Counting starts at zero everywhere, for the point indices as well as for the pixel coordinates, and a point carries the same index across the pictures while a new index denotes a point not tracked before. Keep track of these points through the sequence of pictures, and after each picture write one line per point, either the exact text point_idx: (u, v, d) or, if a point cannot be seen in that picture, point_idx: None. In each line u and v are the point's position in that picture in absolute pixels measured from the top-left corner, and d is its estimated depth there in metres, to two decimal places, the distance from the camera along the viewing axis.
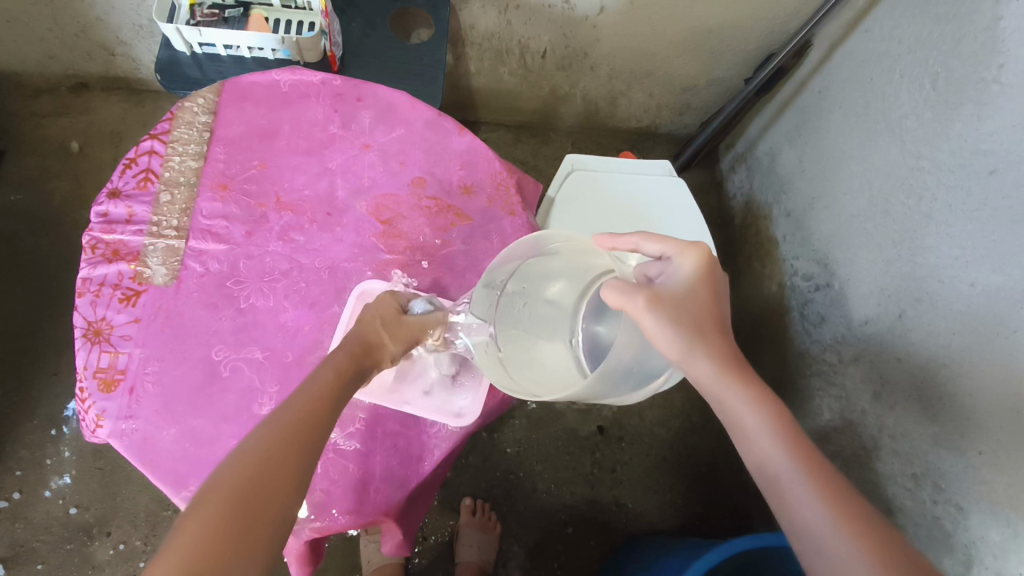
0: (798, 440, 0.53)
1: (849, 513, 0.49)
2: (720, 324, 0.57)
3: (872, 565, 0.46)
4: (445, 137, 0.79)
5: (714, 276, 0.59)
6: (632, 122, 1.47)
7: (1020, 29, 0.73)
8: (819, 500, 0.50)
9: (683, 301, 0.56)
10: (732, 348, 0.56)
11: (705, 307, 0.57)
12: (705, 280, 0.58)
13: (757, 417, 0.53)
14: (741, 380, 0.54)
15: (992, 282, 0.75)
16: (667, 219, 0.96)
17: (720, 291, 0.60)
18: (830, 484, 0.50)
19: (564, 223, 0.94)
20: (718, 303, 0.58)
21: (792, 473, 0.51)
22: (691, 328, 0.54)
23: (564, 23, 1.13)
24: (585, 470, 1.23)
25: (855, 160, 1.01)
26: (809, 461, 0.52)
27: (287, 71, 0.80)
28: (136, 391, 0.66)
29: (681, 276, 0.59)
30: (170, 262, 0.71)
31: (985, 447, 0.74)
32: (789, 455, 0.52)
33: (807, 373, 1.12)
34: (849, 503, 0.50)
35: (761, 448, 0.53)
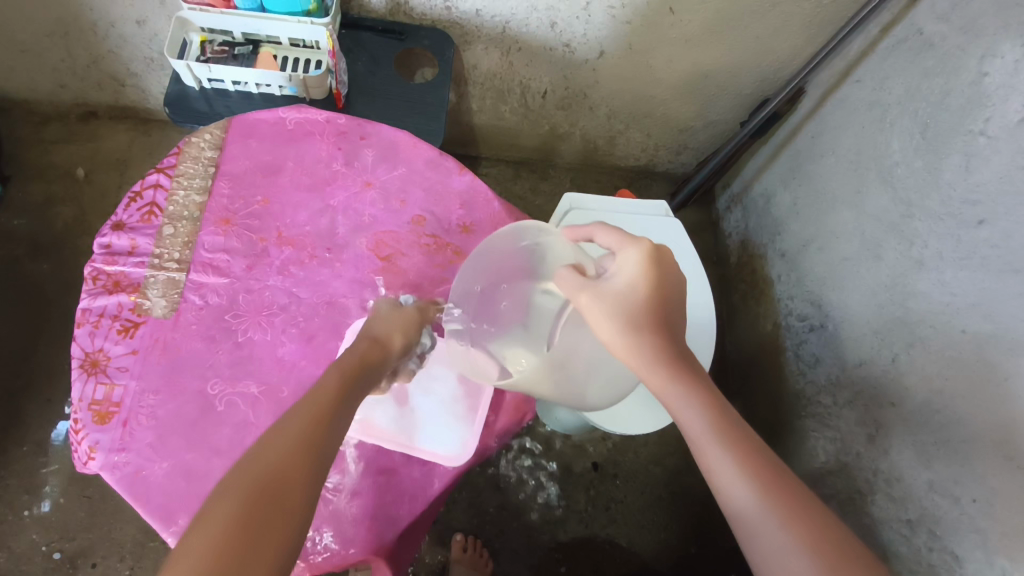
0: (729, 429, 0.54)
1: (785, 507, 0.50)
2: (661, 319, 0.59)
3: (800, 552, 0.47)
4: (446, 176, 0.81)
5: (659, 265, 0.60)
6: (630, 160, 1.50)
7: (1005, 85, 0.76)
8: (754, 491, 0.51)
9: (626, 297, 0.59)
10: (671, 343, 0.58)
11: (648, 303, 0.59)
12: (645, 274, 0.59)
13: (700, 411, 0.55)
14: (675, 374, 0.56)
15: (983, 329, 0.76)
16: None
17: (670, 287, 0.61)
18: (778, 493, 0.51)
19: None
20: (670, 304, 0.60)
21: (725, 459, 0.52)
22: (632, 330, 0.58)
23: (563, 66, 1.16)
24: (579, 508, 1.21)
25: (848, 205, 1.03)
26: (758, 467, 0.52)
27: (294, 109, 0.82)
28: (130, 423, 0.66)
29: (624, 272, 0.60)
30: (170, 295, 0.72)
31: (979, 495, 0.74)
32: (723, 443, 0.53)
33: (803, 415, 1.12)
34: (797, 505, 0.50)
35: (710, 459, 0.53)
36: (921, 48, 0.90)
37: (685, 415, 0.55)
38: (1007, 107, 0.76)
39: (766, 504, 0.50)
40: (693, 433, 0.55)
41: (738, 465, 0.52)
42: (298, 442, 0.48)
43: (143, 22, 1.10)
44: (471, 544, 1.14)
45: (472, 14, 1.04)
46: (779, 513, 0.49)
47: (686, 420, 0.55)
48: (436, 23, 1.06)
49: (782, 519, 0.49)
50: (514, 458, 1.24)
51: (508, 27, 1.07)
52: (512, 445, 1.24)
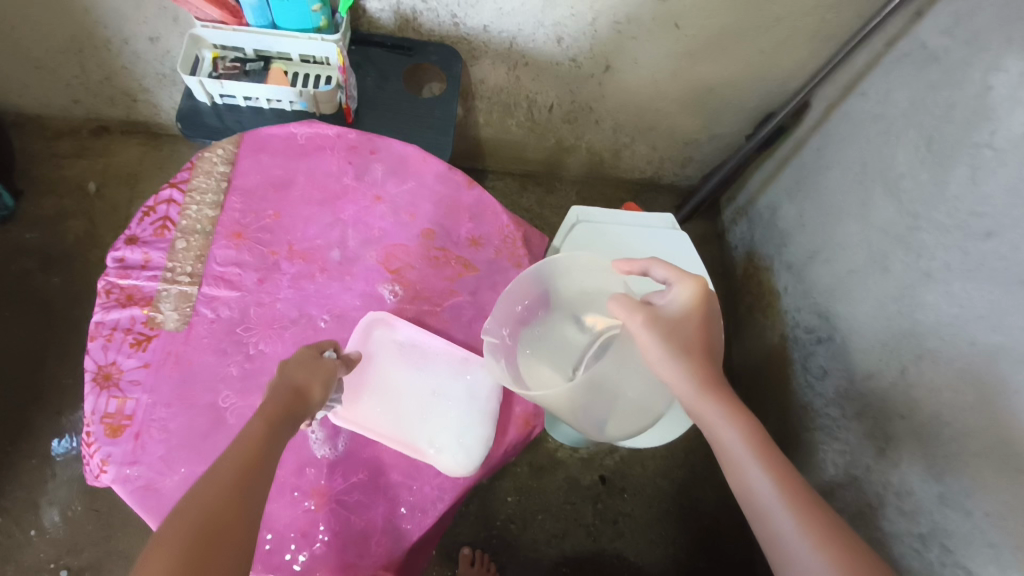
0: (768, 451, 0.56)
1: (819, 525, 0.51)
2: (706, 346, 0.62)
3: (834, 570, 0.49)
4: (455, 190, 0.82)
5: (709, 303, 0.64)
6: (636, 173, 1.50)
7: (1010, 97, 0.77)
8: (791, 508, 0.52)
9: (677, 325, 0.62)
10: (714, 368, 0.61)
11: (699, 331, 0.62)
12: (698, 306, 0.63)
13: (740, 431, 0.57)
14: (719, 396, 0.59)
15: (992, 341, 0.75)
16: None
17: (714, 320, 0.64)
18: (817, 515, 0.52)
19: None
20: (715, 336, 0.63)
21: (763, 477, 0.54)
22: (686, 351, 0.61)
23: (569, 80, 1.17)
24: (587, 522, 1.21)
25: (854, 217, 1.03)
26: (797, 492, 0.54)
27: (305, 125, 0.83)
28: (142, 436, 0.66)
29: (677, 302, 0.64)
30: (182, 308, 0.72)
31: (992, 509, 0.74)
32: (763, 462, 0.55)
33: (811, 428, 1.11)
34: (833, 532, 0.51)
35: (750, 481, 0.55)
36: (926, 62, 0.91)
37: (725, 432, 0.57)
38: (1013, 120, 0.76)
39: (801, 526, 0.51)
40: (732, 451, 0.57)
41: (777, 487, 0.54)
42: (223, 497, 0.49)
43: (156, 39, 1.12)
44: (479, 557, 1.14)
45: (480, 30, 1.05)
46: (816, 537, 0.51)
47: (726, 438, 0.57)
48: (444, 39, 1.08)
49: (817, 539, 0.51)
50: (522, 470, 1.23)
51: (515, 43, 1.08)
52: (519, 457, 1.24)
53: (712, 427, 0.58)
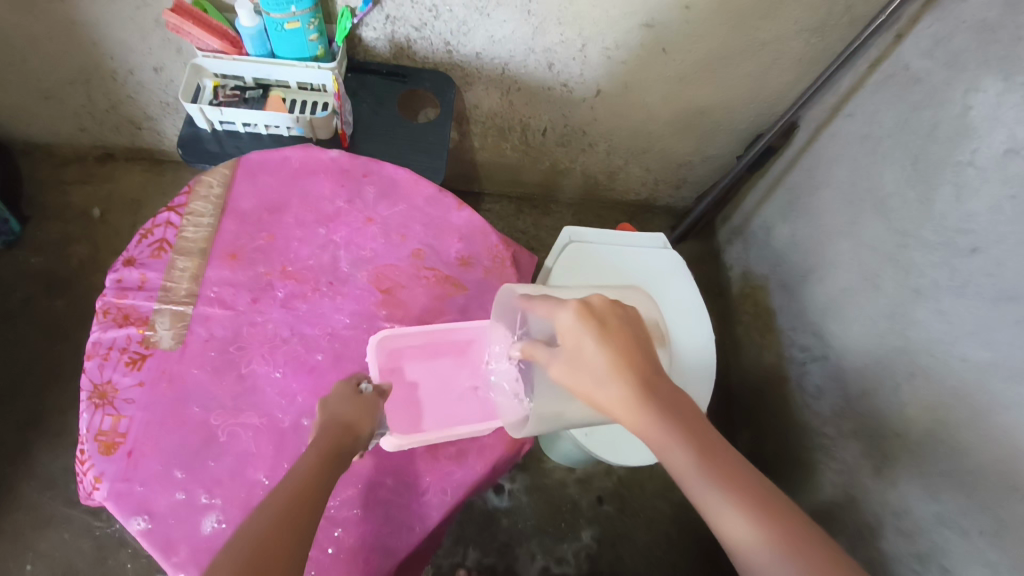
0: (708, 458, 0.52)
1: (768, 526, 0.48)
2: (623, 359, 0.58)
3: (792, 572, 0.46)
4: (446, 212, 0.84)
5: (594, 316, 0.61)
6: (631, 195, 1.52)
7: (989, 117, 0.78)
8: (739, 516, 0.49)
9: (580, 355, 0.60)
10: (639, 380, 0.57)
11: (603, 349, 0.59)
12: (588, 326, 0.61)
13: (676, 445, 0.53)
14: (646, 412, 0.55)
15: (982, 357, 0.76)
16: (662, 292, 0.99)
17: (617, 325, 0.61)
18: (764, 516, 0.49)
19: None
20: (627, 344, 0.60)
21: (707, 490, 0.51)
22: (597, 376, 0.59)
23: (563, 105, 1.20)
24: (584, 544, 1.20)
25: (845, 236, 1.04)
26: (741, 495, 0.50)
27: (300, 148, 0.86)
28: (135, 453, 0.67)
29: (569, 330, 0.62)
30: (177, 327, 0.74)
31: (987, 527, 0.73)
32: (703, 472, 0.51)
33: (809, 447, 1.10)
34: (795, 536, 0.48)
35: (698, 497, 0.51)
36: (908, 84, 0.93)
37: (663, 451, 0.54)
38: (993, 139, 0.78)
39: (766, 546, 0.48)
40: (677, 468, 0.53)
41: (731, 503, 0.50)
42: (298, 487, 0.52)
43: (160, 69, 1.15)
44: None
45: (473, 57, 1.08)
46: (779, 549, 0.47)
47: (664, 458, 0.53)
48: (437, 66, 1.11)
49: (767, 540, 0.48)
50: (518, 492, 1.23)
51: (508, 69, 1.11)
52: (514, 478, 1.24)
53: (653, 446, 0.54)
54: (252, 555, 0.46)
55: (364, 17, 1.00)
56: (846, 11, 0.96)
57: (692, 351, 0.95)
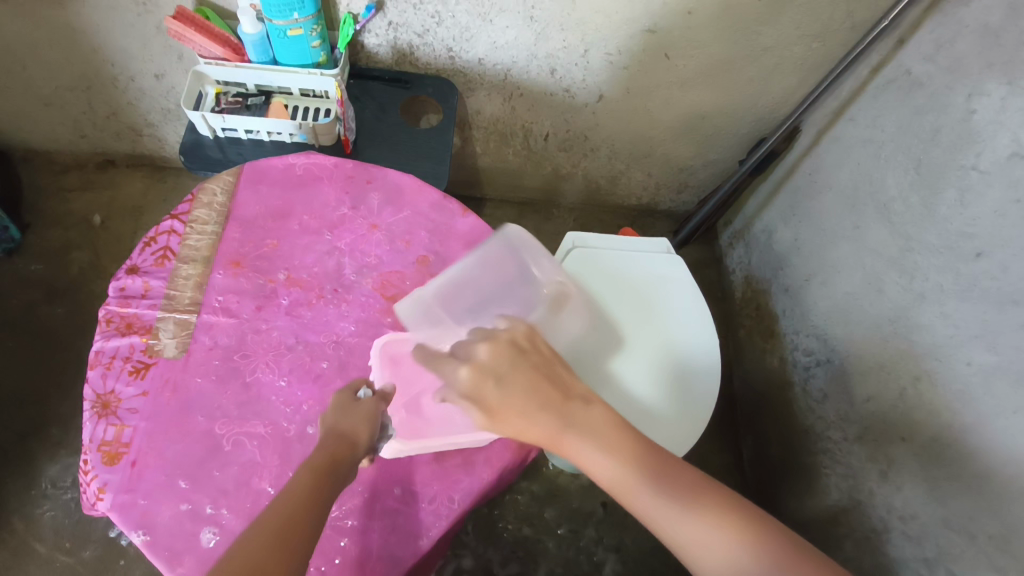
0: (638, 464, 0.54)
1: (711, 514, 0.52)
2: (546, 388, 0.57)
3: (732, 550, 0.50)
4: (450, 218, 0.84)
5: (504, 351, 0.59)
6: (632, 200, 1.52)
7: (993, 121, 0.78)
8: (679, 508, 0.52)
9: (498, 397, 0.57)
10: (564, 406, 0.57)
11: (522, 386, 0.57)
12: (503, 360, 0.58)
13: (607, 458, 0.55)
14: (575, 435, 0.55)
15: (988, 361, 0.76)
16: (666, 297, 0.98)
17: (527, 353, 0.60)
18: (705, 507, 0.52)
19: None
20: (544, 373, 0.58)
21: (643, 493, 0.53)
22: (522, 415, 0.56)
23: (564, 110, 1.20)
24: (587, 547, 1.19)
25: (848, 240, 1.04)
26: (675, 490, 0.53)
27: (303, 155, 0.85)
28: (139, 464, 0.67)
29: (480, 373, 0.58)
30: (181, 336, 0.73)
31: (995, 532, 0.73)
32: (636, 478, 0.53)
33: (813, 451, 1.10)
34: (735, 523, 0.51)
35: (637, 503, 0.53)
36: (910, 88, 0.93)
37: (597, 468, 0.55)
38: (997, 143, 0.78)
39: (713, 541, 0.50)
40: (611, 482, 0.54)
41: (669, 504, 0.52)
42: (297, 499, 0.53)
43: (161, 76, 1.15)
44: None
45: (475, 63, 1.08)
46: (722, 534, 0.51)
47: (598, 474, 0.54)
48: (440, 72, 1.11)
49: (711, 526, 0.51)
50: (522, 498, 1.22)
51: (510, 75, 1.11)
52: (518, 484, 1.23)
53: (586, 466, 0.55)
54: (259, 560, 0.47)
55: (367, 23, 1.00)
56: (847, 16, 0.96)
57: (696, 357, 0.95)
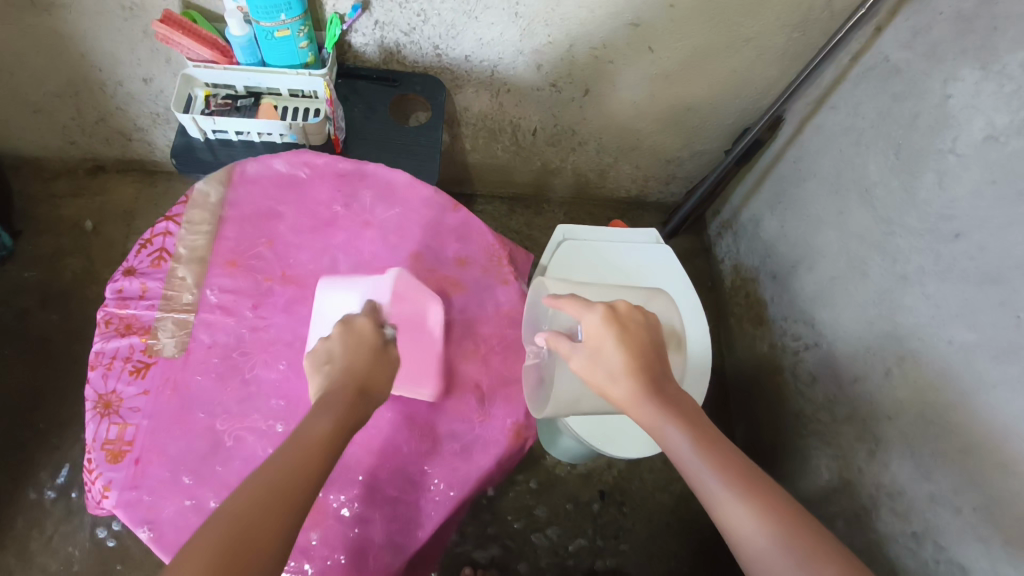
0: (710, 447, 0.59)
1: (766, 509, 0.54)
2: (643, 365, 0.64)
3: (779, 550, 0.52)
4: (441, 213, 0.85)
5: (618, 318, 0.66)
6: (621, 192, 1.54)
7: (968, 105, 0.80)
8: (734, 496, 0.55)
9: (600, 355, 0.64)
10: (655, 382, 0.64)
11: (621, 351, 0.64)
12: (612, 326, 0.65)
13: (681, 433, 0.60)
14: (657, 407, 0.62)
15: (968, 339, 0.78)
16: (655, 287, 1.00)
17: (636, 329, 0.66)
18: (760, 499, 0.55)
19: None
20: (646, 351, 0.65)
21: (706, 472, 0.57)
22: (611, 374, 0.63)
23: (552, 105, 1.21)
24: (576, 551, 1.20)
25: (832, 226, 1.06)
26: (739, 476, 0.57)
27: (294, 154, 0.86)
28: (142, 461, 0.68)
29: (590, 330, 0.66)
30: (180, 336, 0.74)
31: (979, 503, 0.75)
32: (703, 458, 0.58)
33: (804, 434, 1.12)
34: (790, 526, 0.53)
35: (699, 479, 0.58)
36: (889, 75, 0.95)
37: (669, 438, 0.60)
38: (972, 126, 0.80)
39: (755, 515, 0.54)
40: (682, 455, 0.59)
41: (729, 490, 0.56)
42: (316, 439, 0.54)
43: (149, 80, 1.16)
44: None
45: (462, 60, 1.10)
46: (774, 530, 0.53)
47: (670, 442, 0.60)
48: (427, 70, 1.12)
49: (763, 520, 0.53)
50: (518, 489, 1.24)
51: (497, 71, 1.12)
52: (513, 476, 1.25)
53: (658, 436, 0.61)
54: (277, 491, 0.49)
55: (354, 23, 1.01)
56: (826, 6, 0.98)
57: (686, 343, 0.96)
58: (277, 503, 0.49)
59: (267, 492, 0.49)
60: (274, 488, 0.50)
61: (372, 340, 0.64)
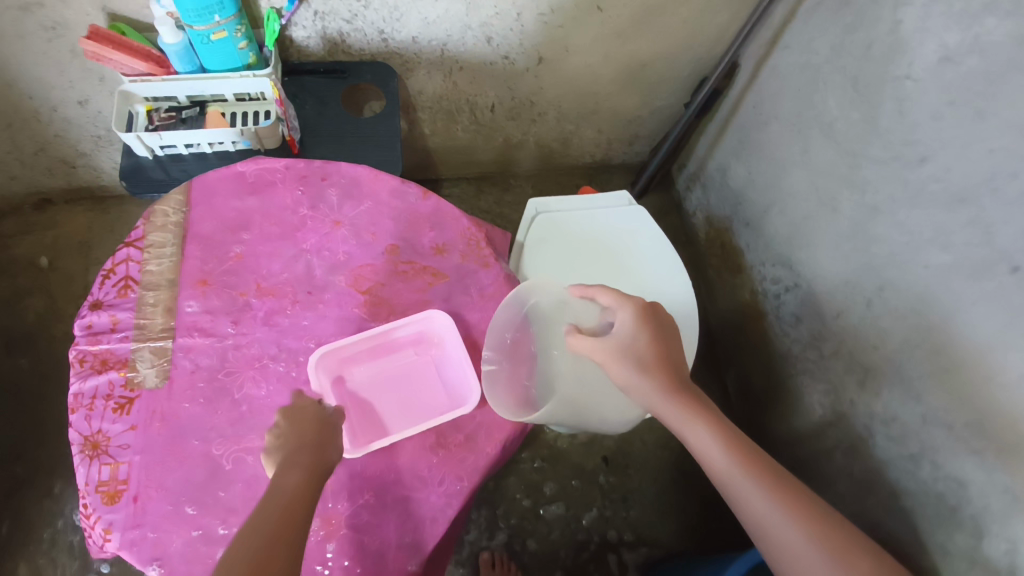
0: (736, 443, 0.63)
1: (791, 505, 0.60)
2: (667, 362, 0.67)
3: (806, 541, 0.59)
4: (411, 203, 0.83)
5: (650, 317, 0.69)
6: (587, 158, 1.53)
7: (919, 29, 0.80)
8: (763, 492, 0.60)
9: (630, 347, 0.67)
10: (679, 378, 0.67)
11: (653, 348, 0.67)
12: (645, 325, 0.68)
13: (709, 430, 0.64)
14: (684, 403, 0.65)
15: (943, 261, 0.79)
16: (633, 249, 1.00)
17: (663, 329, 0.69)
18: (786, 494, 0.61)
19: (536, 266, 0.97)
20: (671, 350, 0.68)
21: (733, 469, 0.62)
22: (641, 368, 0.66)
23: (506, 78, 1.19)
24: (589, 524, 1.21)
25: (799, 166, 1.07)
26: (765, 472, 0.62)
27: (251, 162, 0.83)
28: (141, 498, 0.66)
29: (624, 327, 0.69)
30: (159, 364, 0.72)
31: (970, 418, 0.78)
32: (730, 453, 0.63)
33: (794, 373, 1.14)
34: (813, 519, 0.60)
35: (726, 473, 0.62)
36: (838, 8, 0.94)
37: (695, 434, 0.64)
38: (926, 50, 0.80)
39: (787, 514, 0.60)
40: (708, 451, 0.63)
41: (757, 486, 0.61)
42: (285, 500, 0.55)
43: (84, 102, 1.10)
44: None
45: (410, 42, 1.07)
46: (799, 525, 0.59)
47: (697, 438, 0.64)
48: (375, 57, 1.09)
49: (790, 514, 0.60)
50: (522, 468, 1.25)
51: (446, 50, 1.09)
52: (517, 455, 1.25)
53: (685, 432, 0.65)
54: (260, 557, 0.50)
55: (292, 17, 0.97)
56: None
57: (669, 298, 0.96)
58: (265, 569, 0.50)
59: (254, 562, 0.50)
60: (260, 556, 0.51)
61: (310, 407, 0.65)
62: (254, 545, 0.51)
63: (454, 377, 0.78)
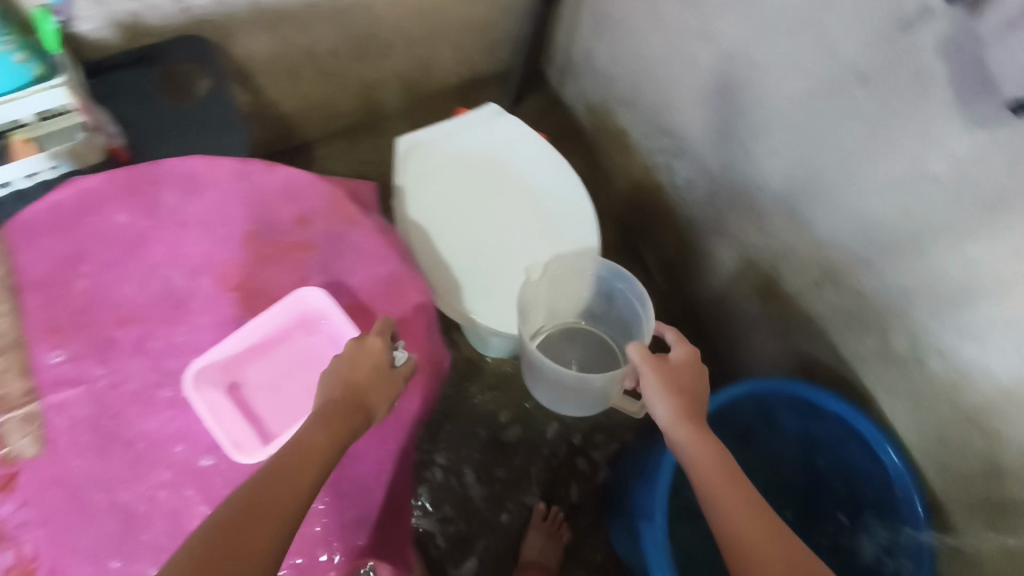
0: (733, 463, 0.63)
1: (769, 526, 0.58)
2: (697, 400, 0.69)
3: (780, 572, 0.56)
4: (257, 180, 0.77)
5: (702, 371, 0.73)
6: (453, 78, 1.45)
7: None
8: (743, 509, 0.59)
9: (680, 376, 0.70)
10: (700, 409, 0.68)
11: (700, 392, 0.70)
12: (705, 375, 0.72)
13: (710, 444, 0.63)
14: (697, 421, 0.66)
15: (800, 88, 0.80)
16: (514, 162, 0.97)
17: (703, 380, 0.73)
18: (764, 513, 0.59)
19: (422, 202, 0.92)
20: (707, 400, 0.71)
21: (718, 481, 0.61)
22: (681, 395, 0.68)
23: (335, 17, 1.10)
24: (554, 435, 1.23)
25: (653, 29, 1.04)
26: (751, 492, 0.60)
27: (64, 185, 0.74)
28: (60, 567, 0.62)
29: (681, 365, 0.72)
30: (32, 431, 0.66)
31: (855, 233, 0.80)
32: (721, 464, 0.62)
33: (700, 235, 1.16)
34: (788, 549, 0.57)
35: (707, 482, 0.61)
36: None
37: (690, 446, 0.64)
38: None
39: (764, 532, 0.57)
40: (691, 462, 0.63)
41: (736, 502, 0.59)
42: (289, 482, 0.54)
43: None
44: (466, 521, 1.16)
45: (214, 5, 0.98)
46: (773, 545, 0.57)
47: (691, 450, 0.63)
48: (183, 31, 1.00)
49: (764, 533, 0.57)
50: (469, 405, 1.24)
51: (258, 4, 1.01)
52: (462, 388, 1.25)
53: (681, 443, 0.64)
54: (227, 543, 0.50)
55: (70, 8, 0.87)
56: None
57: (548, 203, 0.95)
58: (220, 559, 0.49)
59: (217, 551, 0.49)
60: (219, 543, 0.50)
61: (367, 356, 0.64)
62: (230, 531, 0.51)
63: (317, 363, 0.74)
